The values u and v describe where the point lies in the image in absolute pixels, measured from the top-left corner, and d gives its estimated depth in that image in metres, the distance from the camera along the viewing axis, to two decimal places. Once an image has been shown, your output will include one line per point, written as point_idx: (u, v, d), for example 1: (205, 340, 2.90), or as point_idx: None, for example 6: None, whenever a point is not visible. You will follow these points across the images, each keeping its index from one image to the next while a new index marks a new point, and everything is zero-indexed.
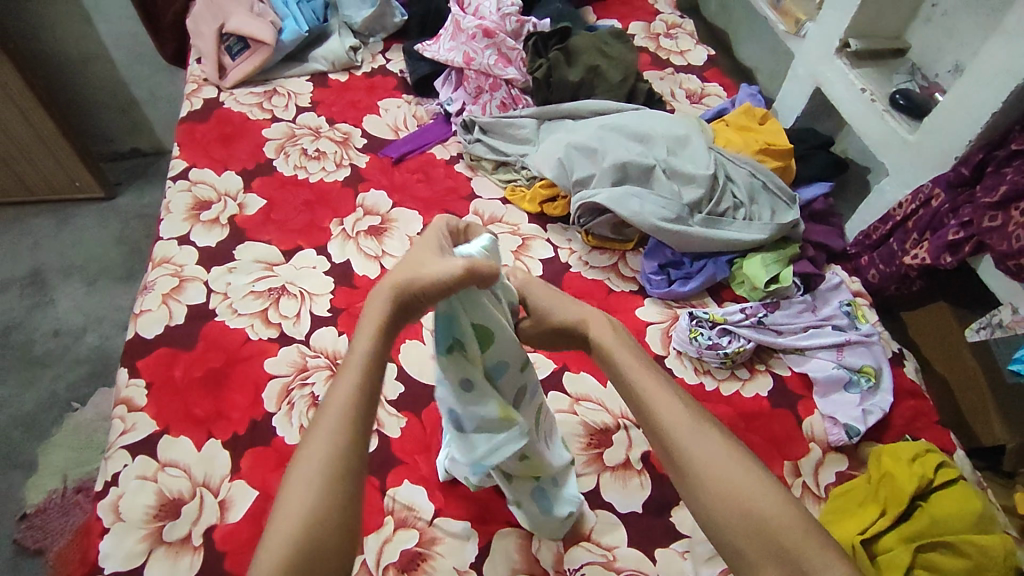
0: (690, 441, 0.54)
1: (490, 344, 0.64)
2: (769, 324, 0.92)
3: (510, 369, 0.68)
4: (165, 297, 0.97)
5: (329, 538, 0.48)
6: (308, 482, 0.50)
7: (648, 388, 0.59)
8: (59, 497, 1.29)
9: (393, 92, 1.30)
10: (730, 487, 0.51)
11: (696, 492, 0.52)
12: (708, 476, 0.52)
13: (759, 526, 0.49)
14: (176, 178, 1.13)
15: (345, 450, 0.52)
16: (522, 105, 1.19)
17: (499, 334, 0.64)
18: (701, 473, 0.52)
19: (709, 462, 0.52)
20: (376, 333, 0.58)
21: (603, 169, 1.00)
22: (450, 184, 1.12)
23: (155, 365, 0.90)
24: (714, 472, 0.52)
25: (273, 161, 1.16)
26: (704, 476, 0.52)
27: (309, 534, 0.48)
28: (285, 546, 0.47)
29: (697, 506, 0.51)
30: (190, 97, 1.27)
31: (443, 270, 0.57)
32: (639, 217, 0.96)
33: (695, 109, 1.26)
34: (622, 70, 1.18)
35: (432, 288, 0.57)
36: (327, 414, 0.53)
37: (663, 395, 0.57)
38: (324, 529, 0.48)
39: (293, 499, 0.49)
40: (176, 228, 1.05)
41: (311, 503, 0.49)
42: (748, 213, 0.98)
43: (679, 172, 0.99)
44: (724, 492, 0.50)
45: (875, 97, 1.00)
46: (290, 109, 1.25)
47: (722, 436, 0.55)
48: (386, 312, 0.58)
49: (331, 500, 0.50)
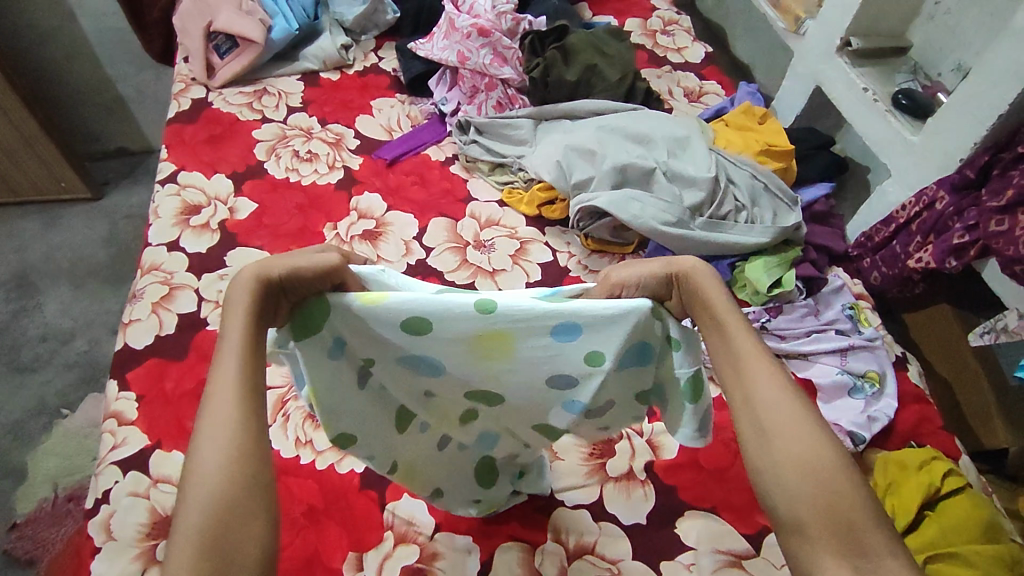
0: (772, 407, 0.48)
1: (316, 329, 0.53)
2: (773, 330, 0.91)
3: (350, 354, 0.57)
4: (154, 305, 0.95)
5: (241, 525, 0.40)
6: (208, 479, 0.41)
7: (742, 348, 0.52)
8: (50, 506, 1.29)
9: (386, 91, 1.27)
10: (806, 461, 0.45)
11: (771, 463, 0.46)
12: (782, 446, 0.46)
13: (834, 509, 0.43)
14: (165, 182, 1.11)
15: (248, 437, 0.43)
16: (518, 104, 1.16)
17: (336, 316, 0.53)
18: (774, 441, 0.47)
19: (792, 433, 0.47)
20: (248, 319, 0.49)
21: (603, 172, 0.96)
22: (446, 186, 1.11)
23: (146, 375, 0.88)
24: (788, 443, 0.46)
25: (264, 163, 1.15)
26: (784, 442, 0.46)
27: (214, 538, 0.39)
28: (187, 558, 0.38)
29: (769, 476, 0.46)
30: (178, 97, 1.25)
31: (306, 260, 0.52)
32: (639, 220, 0.92)
33: (693, 107, 1.24)
34: (620, 68, 1.15)
35: (298, 283, 0.52)
36: (212, 408, 0.44)
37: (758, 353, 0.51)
38: (235, 523, 0.40)
39: (191, 506, 0.40)
40: (165, 234, 1.04)
41: (210, 500, 0.40)
42: (752, 215, 0.95)
43: (680, 174, 0.95)
44: (803, 465, 0.45)
45: (878, 96, 0.99)
46: (280, 109, 1.23)
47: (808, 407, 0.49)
48: (249, 301, 0.49)
49: (238, 492, 0.41)
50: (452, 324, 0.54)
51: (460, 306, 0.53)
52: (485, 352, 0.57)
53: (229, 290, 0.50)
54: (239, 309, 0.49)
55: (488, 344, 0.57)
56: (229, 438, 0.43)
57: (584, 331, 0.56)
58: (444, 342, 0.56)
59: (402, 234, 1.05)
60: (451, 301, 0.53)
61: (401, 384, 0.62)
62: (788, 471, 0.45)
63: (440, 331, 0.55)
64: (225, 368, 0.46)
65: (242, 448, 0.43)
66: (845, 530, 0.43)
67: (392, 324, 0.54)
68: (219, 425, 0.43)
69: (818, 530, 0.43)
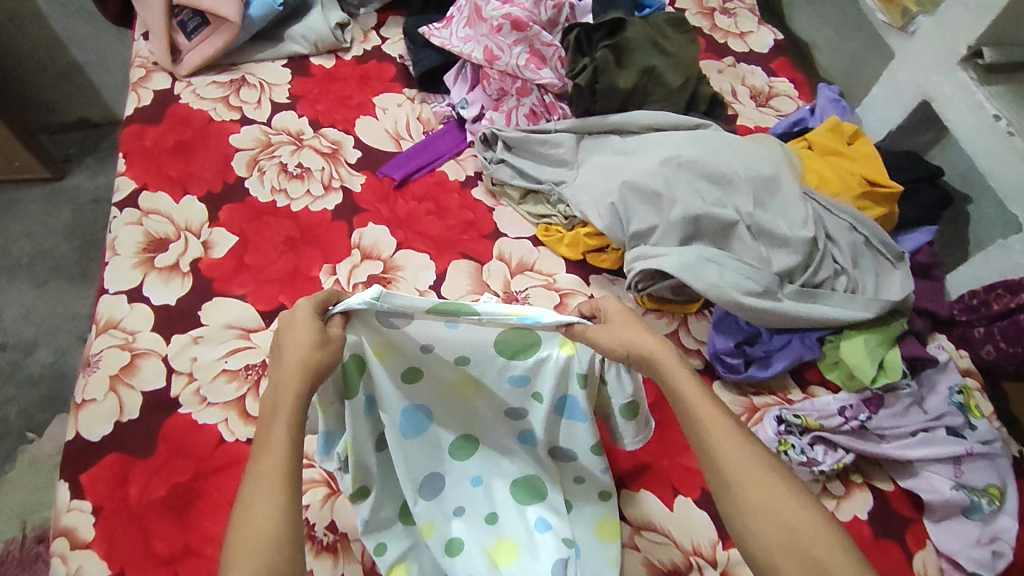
0: (733, 459, 0.53)
1: (352, 392, 0.65)
2: (873, 428, 0.75)
3: (373, 415, 0.68)
4: (113, 381, 0.78)
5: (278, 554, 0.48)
6: (258, 515, 0.49)
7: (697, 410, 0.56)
8: (18, 548, 1.15)
9: (391, 84, 1.05)
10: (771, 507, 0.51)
11: (741, 514, 0.52)
12: (749, 500, 0.52)
13: (800, 543, 0.49)
14: (122, 206, 0.90)
15: (285, 493, 0.51)
16: (558, 115, 0.94)
17: (365, 377, 0.65)
18: (740, 498, 0.52)
19: (754, 483, 0.52)
20: (296, 386, 0.56)
21: (671, 223, 0.77)
22: (468, 217, 0.92)
23: (105, 478, 0.72)
24: (752, 496, 0.52)
25: (245, 181, 0.94)
26: (750, 495, 0.52)
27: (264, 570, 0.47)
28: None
29: (741, 526, 0.52)
30: (136, 87, 1.02)
31: (329, 346, 0.59)
32: (717, 290, 0.74)
33: (762, 113, 1.03)
34: (683, 70, 0.93)
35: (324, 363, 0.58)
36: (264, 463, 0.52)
37: (711, 409, 0.55)
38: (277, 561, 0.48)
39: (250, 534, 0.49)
40: (124, 279, 0.85)
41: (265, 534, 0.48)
42: (851, 283, 0.78)
43: (769, 231, 0.76)
44: (773, 515, 0.51)
45: (1014, 129, 0.79)
46: (263, 106, 1.01)
47: (759, 451, 0.54)
48: (297, 381, 0.56)
49: (278, 544, 0.48)
50: (436, 368, 0.68)
51: (449, 351, 0.67)
52: (461, 396, 0.71)
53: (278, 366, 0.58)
54: (289, 386, 0.56)
55: (463, 390, 0.70)
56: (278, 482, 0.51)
57: (531, 376, 0.69)
58: (434, 390, 0.70)
59: (416, 283, 0.86)
60: (442, 348, 0.66)
61: (415, 455, 0.70)
62: (759, 517, 0.51)
63: (432, 382, 0.69)
64: (274, 445, 0.53)
65: (282, 501, 0.50)
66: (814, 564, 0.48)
67: (395, 376, 0.67)
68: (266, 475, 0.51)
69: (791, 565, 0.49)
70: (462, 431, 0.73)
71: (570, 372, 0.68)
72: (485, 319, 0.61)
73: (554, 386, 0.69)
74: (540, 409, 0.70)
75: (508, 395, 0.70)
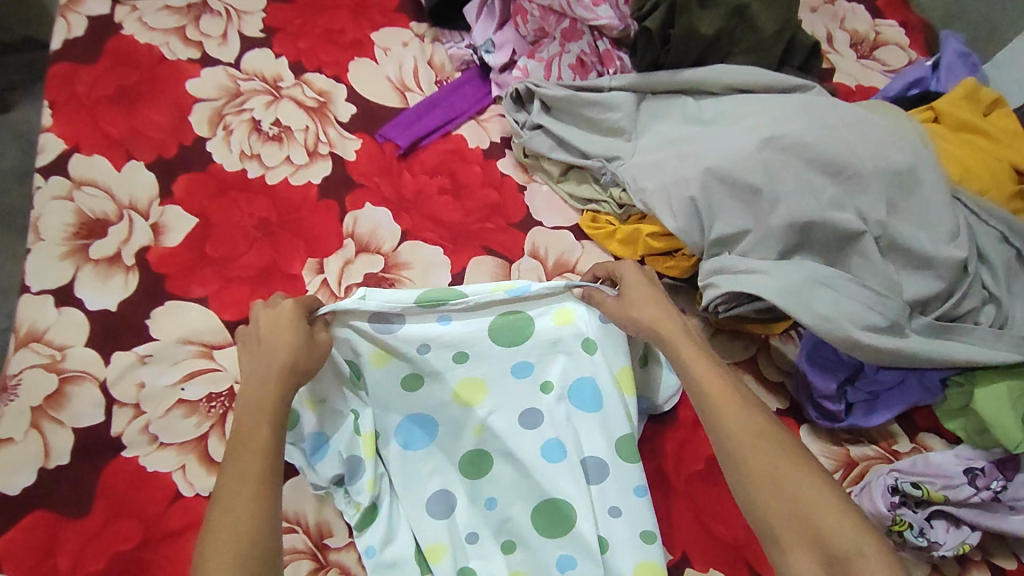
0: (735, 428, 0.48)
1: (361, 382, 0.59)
2: (1006, 499, 0.59)
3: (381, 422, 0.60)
4: (36, 415, 0.60)
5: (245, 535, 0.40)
6: (235, 493, 0.42)
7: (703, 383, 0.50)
8: None
9: (395, 16, 0.82)
10: (770, 476, 0.45)
11: (740, 486, 0.46)
12: (746, 469, 0.46)
13: (801, 513, 0.43)
14: (47, 173, 0.69)
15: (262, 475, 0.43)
16: (615, 68, 0.72)
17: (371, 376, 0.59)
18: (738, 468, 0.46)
19: (754, 451, 0.46)
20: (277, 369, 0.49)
21: (772, 230, 0.59)
22: (493, 199, 0.72)
23: (26, 548, 0.55)
24: (750, 462, 0.46)
25: (208, 143, 0.73)
26: (749, 463, 0.46)
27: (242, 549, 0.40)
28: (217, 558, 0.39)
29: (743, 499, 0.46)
30: (64, 10, 0.77)
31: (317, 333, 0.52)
32: (829, 324, 0.56)
33: (865, 69, 0.82)
34: (782, 10, 0.70)
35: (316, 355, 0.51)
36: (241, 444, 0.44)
37: (713, 378, 0.50)
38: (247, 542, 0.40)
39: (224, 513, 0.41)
40: (52, 274, 0.65)
41: (239, 513, 0.41)
42: (1000, 315, 0.60)
43: (905, 246, 0.58)
44: (773, 484, 0.45)
45: None
46: (230, 41, 0.78)
47: (767, 420, 0.48)
48: (276, 362, 0.49)
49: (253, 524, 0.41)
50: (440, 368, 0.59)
51: (450, 344, 0.59)
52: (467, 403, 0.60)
53: (258, 348, 0.51)
54: (275, 362, 0.49)
55: (470, 392, 0.60)
56: (255, 463, 0.43)
57: (535, 363, 0.62)
58: (440, 399, 0.60)
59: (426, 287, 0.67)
60: (445, 340, 0.58)
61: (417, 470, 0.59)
62: (757, 488, 0.45)
63: (437, 389, 0.60)
64: (254, 424, 0.45)
65: (258, 481, 0.42)
66: (815, 534, 0.42)
67: (399, 382, 0.59)
68: (244, 454, 0.44)
69: (795, 541, 0.43)
70: (474, 445, 0.60)
71: (574, 347, 0.62)
72: (476, 301, 0.57)
73: (562, 366, 0.62)
74: (551, 399, 0.61)
75: (517, 393, 0.61)
